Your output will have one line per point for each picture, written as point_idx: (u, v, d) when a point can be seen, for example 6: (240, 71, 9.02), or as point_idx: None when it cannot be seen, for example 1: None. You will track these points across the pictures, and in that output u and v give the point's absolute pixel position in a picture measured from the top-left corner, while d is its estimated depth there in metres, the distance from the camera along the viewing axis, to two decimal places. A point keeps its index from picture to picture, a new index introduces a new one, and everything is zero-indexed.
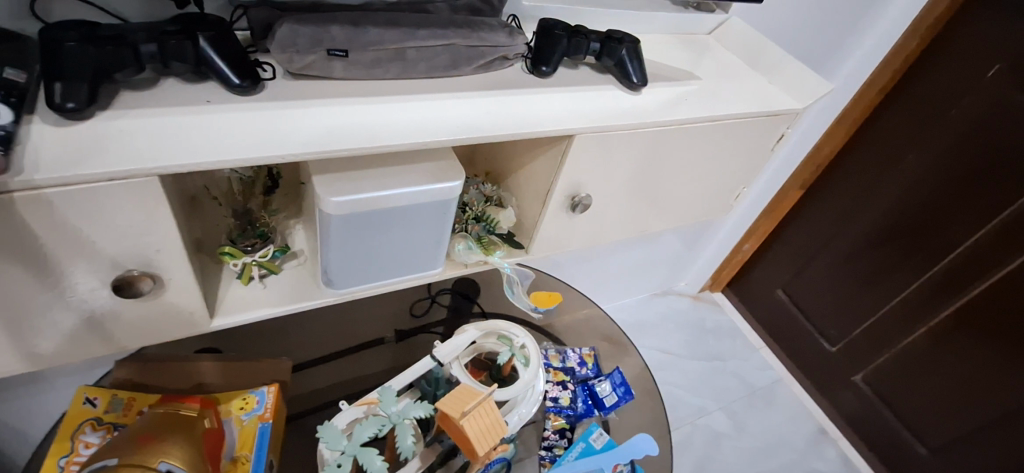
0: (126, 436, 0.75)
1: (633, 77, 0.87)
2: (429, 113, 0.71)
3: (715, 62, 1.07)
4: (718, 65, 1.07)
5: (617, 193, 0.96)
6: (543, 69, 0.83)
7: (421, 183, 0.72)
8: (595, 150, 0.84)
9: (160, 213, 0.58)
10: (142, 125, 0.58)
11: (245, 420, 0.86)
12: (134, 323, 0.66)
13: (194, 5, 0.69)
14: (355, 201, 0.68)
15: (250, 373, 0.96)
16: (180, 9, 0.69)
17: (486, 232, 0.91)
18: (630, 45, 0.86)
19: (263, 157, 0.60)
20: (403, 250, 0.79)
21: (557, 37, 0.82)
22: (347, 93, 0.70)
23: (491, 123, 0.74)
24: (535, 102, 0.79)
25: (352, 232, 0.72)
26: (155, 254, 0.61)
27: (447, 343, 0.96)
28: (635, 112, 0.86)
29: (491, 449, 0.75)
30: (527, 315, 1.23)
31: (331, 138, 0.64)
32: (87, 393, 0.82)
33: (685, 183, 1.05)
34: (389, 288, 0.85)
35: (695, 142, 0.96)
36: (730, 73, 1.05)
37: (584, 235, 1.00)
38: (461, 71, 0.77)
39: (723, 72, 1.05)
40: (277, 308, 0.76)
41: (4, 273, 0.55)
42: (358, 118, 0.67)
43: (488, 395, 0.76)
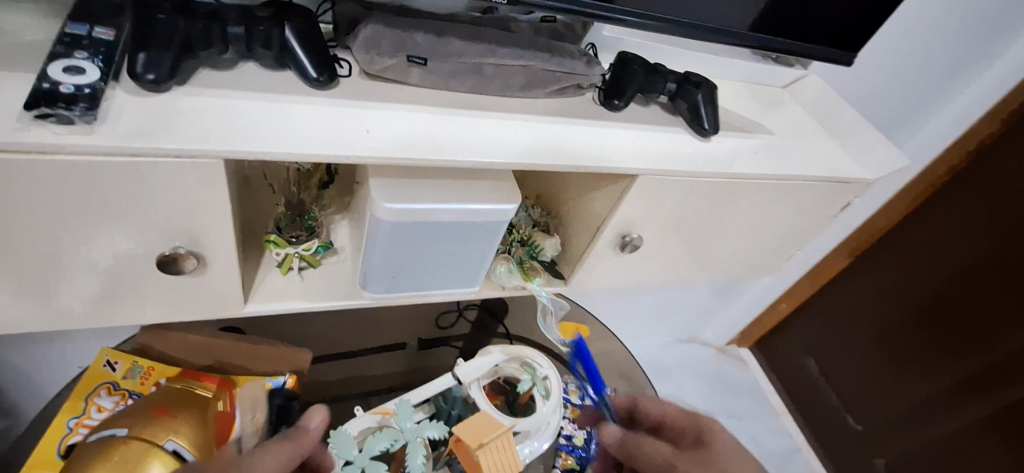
0: (139, 405, 0.76)
1: (704, 124, 0.84)
2: (494, 131, 0.69)
3: (787, 118, 1.03)
4: (790, 122, 1.03)
5: (667, 238, 0.92)
6: (615, 102, 0.80)
7: (474, 201, 0.70)
8: (655, 192, 0.81)
9: (215, 194, 0.57)
10: (216, 105, 0.57)
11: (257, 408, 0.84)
12: (167, 299, 0.65)
13: None
14: (407, 210, 0.67)
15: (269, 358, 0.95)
16: None
17: (530, 257, 0.89)
18: (707, 91, 0.83)
19: (325, 153, 0.58)
20: (445, 264, 0.77)
21: (634, 73, 0.81)
22: (418, 100, 0.68)
23: (555, 150, 0.71)
24: (601, 135, 0.77)
25: (398, 239, 0.70)
26: (204, 234, 0.60)
27: (469, 363, 0.94)
28: (701, 161, 0.83)
29: None
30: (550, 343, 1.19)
31: (394, 142, 0.63)
32: (110, 356, 0.82)
33: (737, 237, 1.01)
34: (423, 299, 0.82)
35: (756, 199, 0.92)
36: (802, 132, 1.02)
37: (625, 275, 0.97)
38: (534, 93, 0.75)
39: (795, 131, 1.01)
40: (310, 303, 0.75)
41: (58, 233, 0.55)
42: (423, 128, 0.66)
43: (508, 429, 0.74)
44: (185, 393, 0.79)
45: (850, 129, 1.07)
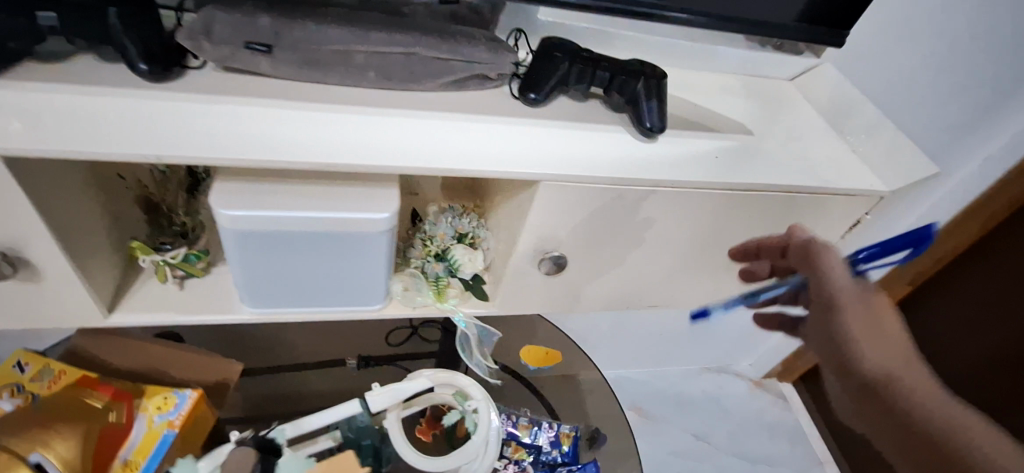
0: (25, 411, 0.74)
1: (646, 121, 0.70)
2: (357, 128, 0.59)
3: (784, 117, 0.85)
4: (787, 120, 0.84)
5: (612, 260, 0.77)
6: (531, 97, 0.68)
7: (336, 210, 0.61)
8: (570, 202, 0.68)
9: (14, 198, 0.51)
10: (21, 99, 0.52)
11: (156, 422, 0.79)
12: (10, 310, 0.61)
13: None
14: (253, 218, 0.59)
15: (198, 366, 0.92)
16: None
17: (448, 274, 0.79)
18: (649, 82, 0.69)
19: (132, 153, 0.51)
20: (326, 280, 0.68)
21: (553, 62, 0.68)
22: (273, 94, 0.60)
23: (433, 151, 0.60)
24: (505, 136, 0.65)
25: (258, 252, 0.63)
26: (20, 242, 0.54)
27: (387, 388, 0.85)
28: (637, 166, 0.69)
29: None
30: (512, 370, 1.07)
31: (225, 141, 0.55)
32: (21, 357, 0.81)
33: (714, 261, 0.83)
34: (319, 317, 0.74)
35: (726, 214, 0.75)
36: (800, 133, 0.83)
37: (570, 300, 0.83)
38: (421, 85, 0.64)
39: (791, 132, 0.82)
40: (183, 315, 0.69)
41: None
42: (264, 126, 0.57)
43: None
44: (77, 402, 0.76)
45: (870, 130, 0.86)
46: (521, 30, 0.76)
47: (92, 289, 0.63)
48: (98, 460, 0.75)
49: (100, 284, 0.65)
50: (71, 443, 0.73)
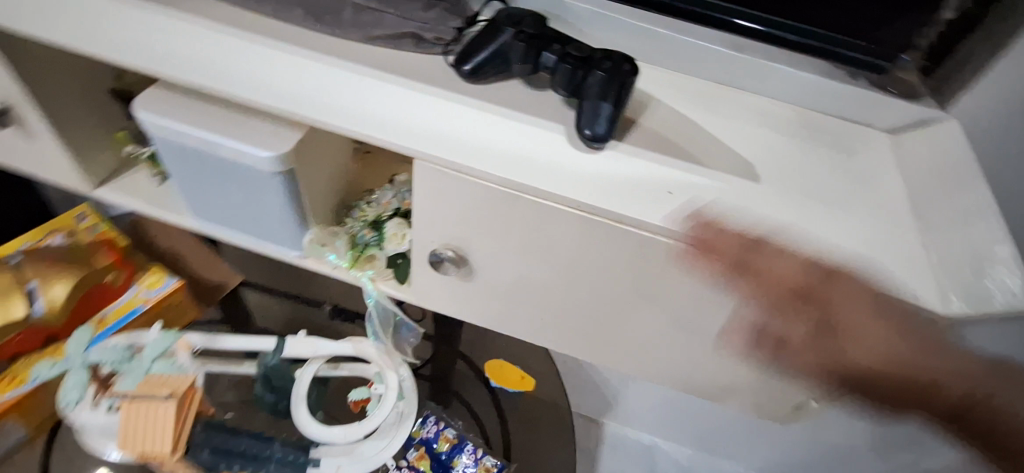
0: (54, 249, 0.89)
1: (585, 125, 0.56)
2: (263, 61, 0.59)
3: (829, 173, 0.62)
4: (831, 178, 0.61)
5: (529, 282, 0.66)
6: (462, 68, 0.59)
7: (228, 138, 0.61)
8: (469, 198, 0.59)
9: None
10: None
11: (140, 295, 0.90)
12: (23, 159, 0.75)
13: None
14: (161, 127, 0.62)
15: (209, 265, 1.05)
16: None
17: (375, 244, 0.75)
18: (603, 78, 0.56)
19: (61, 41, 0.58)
20: (244, 209, 0.71)
21: (492, 32, 0.59)
22: (216, 16, 0.63)
23: (321, 100, 0.58)
24: (411, 104, 0.59)
25: (179, 161, 0.67)
26: (9, 101, 0.66)
27: (308, 340, 0.86)
28: (550, 175, 0.56)
29: (146, 458, 0.62)
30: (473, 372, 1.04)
31: (143, 48, 0.59)
32: (85, 211, 0.99)
33: (668, 327, 0.66)
34: (251, 245, 0.77)
35: (669, 269, 0.58)
36: (837, 198, 0.59)
37: (489, 314, 0.73)
38: (348, 34, 0.61)
39: (821, 193, 0.59)
40: (146, 205, 0.78)
41: None
42: (183, 42, 0.60)
43: (182, 400, 0.63)
44: (90, 254, 0.89)
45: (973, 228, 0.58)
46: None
47: (77, 161, 0.73)
48: (81, 308, 0.87)
49: (90, 161, 0.76)
50: (67, 281, 0.85)
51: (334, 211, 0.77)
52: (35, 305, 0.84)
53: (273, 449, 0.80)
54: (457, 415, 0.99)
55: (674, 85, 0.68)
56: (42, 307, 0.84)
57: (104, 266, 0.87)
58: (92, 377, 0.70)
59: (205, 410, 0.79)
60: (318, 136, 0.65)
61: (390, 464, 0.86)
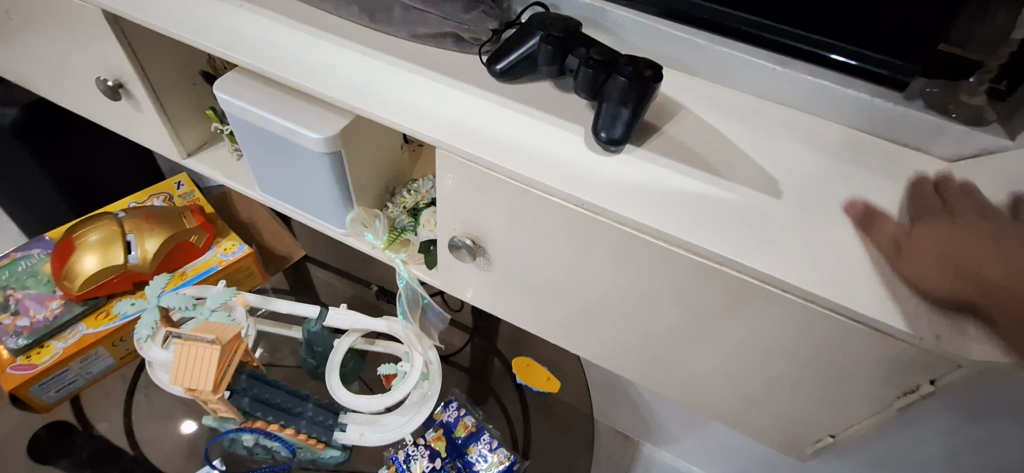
0: (152, 207, 1.01)
1: (602, 128, 0.58)
2: (318, 51, 0.66)
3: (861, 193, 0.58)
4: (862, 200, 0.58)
5: (542, 279, 0.68)
6: (493, 67, 0.63)
7: (285, 119, 0.68)
8: (482, 189, 0.62)
9: (114, 41, 0.74)
10: None
11: (217, 256, 1.03)
12: (131, 127, 0.88)
13: None
14: (232, 104, 0.71)
15: (278, 237, 1.16)
16: None
17: (411, 230, 0.81)
18: (624, 82, 0.57)
19: (155, 25, 0.67)
20: (297, 184, 0.78)
21: (523, 34, 0.62)
22: (287, 11, 0.71)
23: (362, 88, 0.63)
24: (442, 97, 0.63)
25: (246, 137, 0.75)
26: (122, 75, 0.78)
27: (348, 312, 0.91)
28: (560, 173, 0.57)
29: (194, 392, 0.70)
30: (501, 371, 1.07)
31: (222, 35, 0.68)
32: (182, 179, 1.14)
33: (677, 341, 0.64)
34: (303, 220, 0.85)
35: (674, 278, 0.57)
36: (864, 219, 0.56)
37: (507, 306, 0.75)
38: (395, 31, 0.68)
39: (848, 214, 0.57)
40: (223, 176, 0.89)
41: (62, 47, 0.81)
42: (255, 32, 0.68)
43: (225, 345, 0.70)
44: (181, 214, 1.01)
45: None
46: (546, 4, 0.71)
47: (171, 133, 0.85)
48: (168, 260, 0.98)
49: (182, 134, 0.87)
50: (159, 236, 0.96)
51: (378, 196, 0.83)
52: (131, 252, 0.95)
53: (305, 407, 0.85)
54: (480, 406, 1.00)
55: (708, 96, 0.67)
56: (136, 254, 0.95)
57: (191, 227, 1.00)
58: (161, 319, 0.79)
59: (251, 360, 0.84)
60: (363, 123, 0.71)
61: (408, 440, 0.89)
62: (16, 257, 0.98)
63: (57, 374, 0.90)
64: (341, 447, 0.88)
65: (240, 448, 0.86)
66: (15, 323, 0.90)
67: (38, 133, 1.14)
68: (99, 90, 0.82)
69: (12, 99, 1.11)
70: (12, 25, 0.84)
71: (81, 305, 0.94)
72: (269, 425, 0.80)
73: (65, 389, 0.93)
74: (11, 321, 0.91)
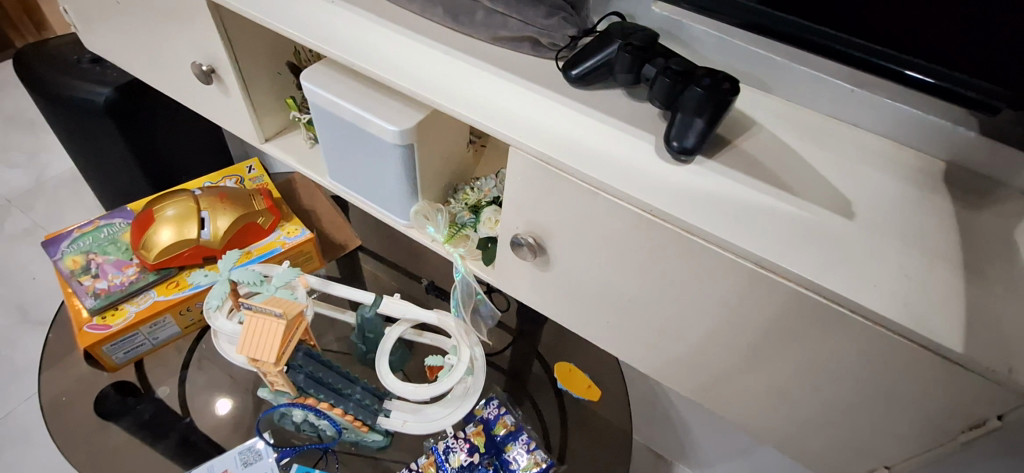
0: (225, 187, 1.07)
1: (674, 137, 0.59)
2: (402, 48, 0.70)
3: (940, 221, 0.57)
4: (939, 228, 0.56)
5: (599, 282, 0.69)
6: (569, 72, 0.65)
7: (365, 110, 0.71)
8: (549, 190, 0.63)
9: (213, 28, 0.79)
10: None
11: (280, 238, 1.07)
12: (216, 110, 0.93)
13: None
14: (316, 94, 0.75)
15: (335, 225, 1.20)
16: None
17: (471, 226, 0.82)
18: (701, 93, 0.58)
19: (253, 15, 0.72)
20: (367, 174, 0.81)
21: (602, 42, 0.64)
22: (373, 9, 0.75)
23: (442, 85, 0.66)
24: (517, 98, 0.65)
25: (325, 126, 0.79)
26: (215, 61, 0.84)
27: (400, 302, 0.93)
28: (630, 178, 0.58)
29: (257, 362, 0.74)
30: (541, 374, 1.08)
31: (314, 27, 0.72)
32: (253, 164, 1.20)
33: (733, 356, 0.64)
34: (368, 209, 0.88)
35: (736, 291, 0.57)
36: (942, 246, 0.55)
37: (560, 307, 0.76)
38: (475, 33, 0.70)
39: (924, 240, 0.56)
40: (296, 162, 0.93)
41: (164, 31, 0.87)
42: (345, 27, 0.72)
43: (289, 320, 0.74)
44: (250, 196, 1.06)
45: None
46: (623, 15, 0.73)
47: (254, 118, 0.90)
48: (235, 239, 1.03)
49: (262, 119, 0.92)
50: (230, 214, 1.01)
51: (442, 191, 0.85)
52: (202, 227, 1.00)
53: (354, 390, 0.87)
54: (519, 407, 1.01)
55: (780, 113, 0.67)
56: (208, 229, 1.00)
57: (259, 209, 1.05)
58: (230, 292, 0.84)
59: (308, 339, 0.88)
60: (437, 119, 0.74)
61: (448, 432, 0.91)
62: (99, 224, 1.06)
63: (128, 336, 0.96)
64: (383, 433, 0.89)
65: (287, 423, 0.90)
66: (94, 285, 0.97)
67: (127, 110, 1.22)
68: (193, 74, 0.88)
69: (108, 78, 1.20)
70: (120, 10, 0.91)
71: (154, 273, 1.00)
72: (320, 403, 0.83)
73: (134, 351, 0.99)
74: (91, 283, 0.97)
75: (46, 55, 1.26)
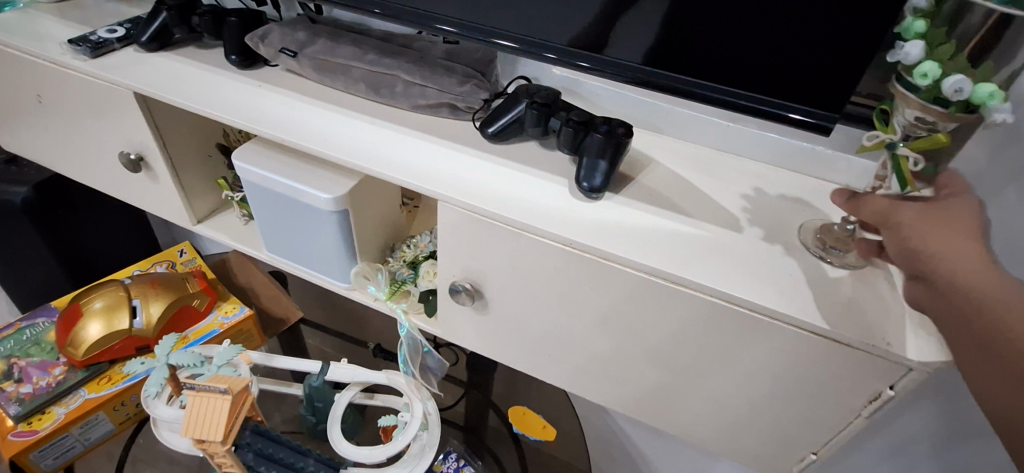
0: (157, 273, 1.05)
1: (583, 179, 0.66)
2: (329, 122, 0.75)
3: (815, 225, 0.66)
4: (813, 229, 0.66)
5: (534, 318, 0.73)
6: (486, 130, 0.73)
7: (296, 181, 0.75)
8: (476, 236, 0.68)
9: (140, 117, 0.82)
10: (168, 65, 0.83)
11: (218, 319, 1.06)
12: (146, 195, 0.94)
13: (261, 60, 0.84)
14: (247, 170, 0.78)
15: (275, 299, 1.19)
16: (258, 60, 0.84)
17: (411, 281, 0.86)
18: (600, 138, 0.66)
19: (179, 102, 0.76)
20: (304, 243, 0.84)
21: (511, 101, 0.72)
22: (299, 89, 0.81)
23: (369, 151, 0.71)
24: (439, 157, 0.71)
25: (258, 199, 0.82)
26: (144, 149, 0.86)
27: (348, 367, 0.93)
28: (550, 218, 0.65)
29: (202, 443, 0.72)
30: (498, 424, 1.10)
31: (239, 109, 0.76)
32: (184, 248, 1.19)
33: (664, 371, 0.70)
34: (309, 277, 0.90)
35: (654, 307, 0.64)
36: (818, 244, 0.64)
37: (505, 348, 0.80)
38: (398, 103, 0.77)
39: (803, 243, 0.65)
40: (231, 239, 0.94)
41: (89, 124, 0.89)
42: (271, 106, 0.77)
43: (236, 396, 0.73)
44: (184, 281, 1.05)
45: None
46: (528, 78, 0.82)
47: (185, 201, 0.92)
48: (170, 325, 1.01)
49: (194, 201, 0.94)
50: (164, 300, 1.00)
51: (380, 251, 0.89)
52: (134, 316, 0.98)
53: (307, 462, 0.84)
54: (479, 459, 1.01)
55: (672, 149, 0.77)
56: (140, 318, 0.97)
57: (194, 292, 1.04)
58: (170, 376, 0.81)
59: (255, 414, 0.86)
60: (368, 184, 0.78)
61: None
62: (20, 326, 1.01)
63: (56, 440, 0.91)
64: None
65: None
66: (17, 391, 0.92)
67: (45, 207, 1.19)
68: (121, 164, 0.90)
69: (26, 177, 1.18)
70: (41, 107, 0.92)
71: (83, 370, 0.95)
72: None
73: (63, 456, 0.94)
74: (13, 388, 0.92)
75: None
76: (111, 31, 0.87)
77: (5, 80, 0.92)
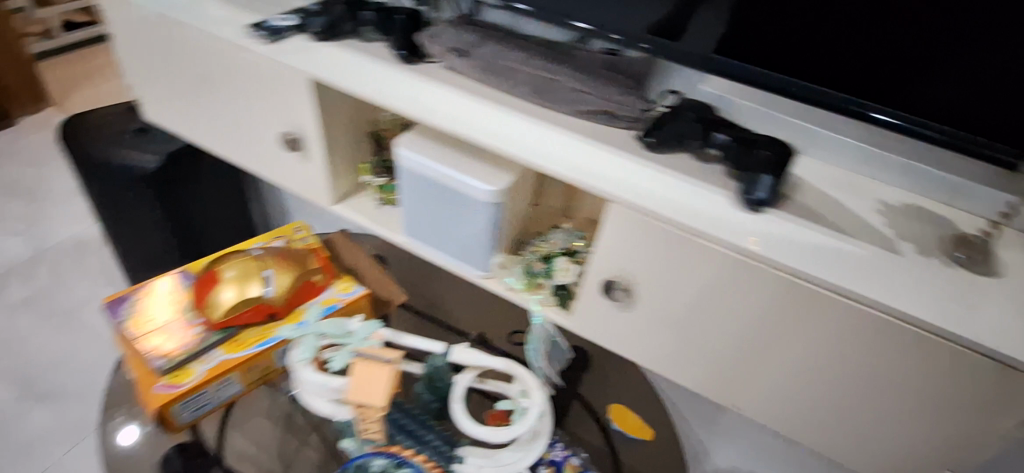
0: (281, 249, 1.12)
1: (749, 191, 0.70)
2: (495, 119, 0.80)
3: (952, 238, 0.72)
4: (950, 240, 0.72)
5: (678, 318, 0.78)
6: (645, 138, 0.76)
7: (461, 172, 0.81)
8: (638, 238, 0.73)
9: (309, 102, 0.88)
10: (335, 54, 0.88)
11: (336, 295, 1.12)
12: (292, 174, 1.00)
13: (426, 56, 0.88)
14: (412, 158, 0.84)
15: (380, 284, 1.24)
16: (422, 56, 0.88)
17: (544, 275, 0.90)
18: (768, 156, 0.71)
19: (356, 91, 0.81)
20: (450, 229, 0.89)
21: (676, 114, 0.77)
22: (459, 85, 0.85)
23: (538, 149, 0.76)
24: (605, 159, 0.75)
25: (415, 186, 0.87)
26: (304, 132, 0.92)
27: (470, 352, 0.98)
28: (717, 225, 0.69)
29: (359, 406, 0.79)
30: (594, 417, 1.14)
31: (410, 101, 0.80)
32: (299, 226, 1.25)
33: (803, 379, 0.73)
34: (442, 263, 0.95)
35: (809, 318, 0.67)
36: (955, 251, 0.70)
37: (637, 344, 0.84)
38: (557, 107, 0.81)
39: (940, 249, 0.70)
40: (367, 221, 1.00)
41: (252, 105, 0.95)
42: (439, 101, 0.82)
43: (394, 367, 0.79)
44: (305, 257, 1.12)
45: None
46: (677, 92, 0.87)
47: (330, 182, 0.98)
48: (296, 297, 1.07)
49: (335, 183, 0.99)
50: (292, 272, 1.06)
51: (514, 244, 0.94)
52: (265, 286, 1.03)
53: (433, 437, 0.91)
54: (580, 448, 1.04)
55: (818, 169, 0.81)
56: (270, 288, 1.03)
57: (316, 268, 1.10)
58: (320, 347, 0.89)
59: None
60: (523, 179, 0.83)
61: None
62: (159, 286, 1.08)
63: (196, 394, 0.97)
64: None
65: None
66: (161, 346, 0.98)
67: (172, 177, 1.27)
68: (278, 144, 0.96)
69: (156, 148, 1.26)
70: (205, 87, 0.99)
71: (218, 332, 1.02)
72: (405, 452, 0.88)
73: (199, 411, 1.00)
74: (158, 343, 0.99)
75: (90, 125, 1.31)
76: (285, 19, 0.92)
77: (174, 59, 1.00)
